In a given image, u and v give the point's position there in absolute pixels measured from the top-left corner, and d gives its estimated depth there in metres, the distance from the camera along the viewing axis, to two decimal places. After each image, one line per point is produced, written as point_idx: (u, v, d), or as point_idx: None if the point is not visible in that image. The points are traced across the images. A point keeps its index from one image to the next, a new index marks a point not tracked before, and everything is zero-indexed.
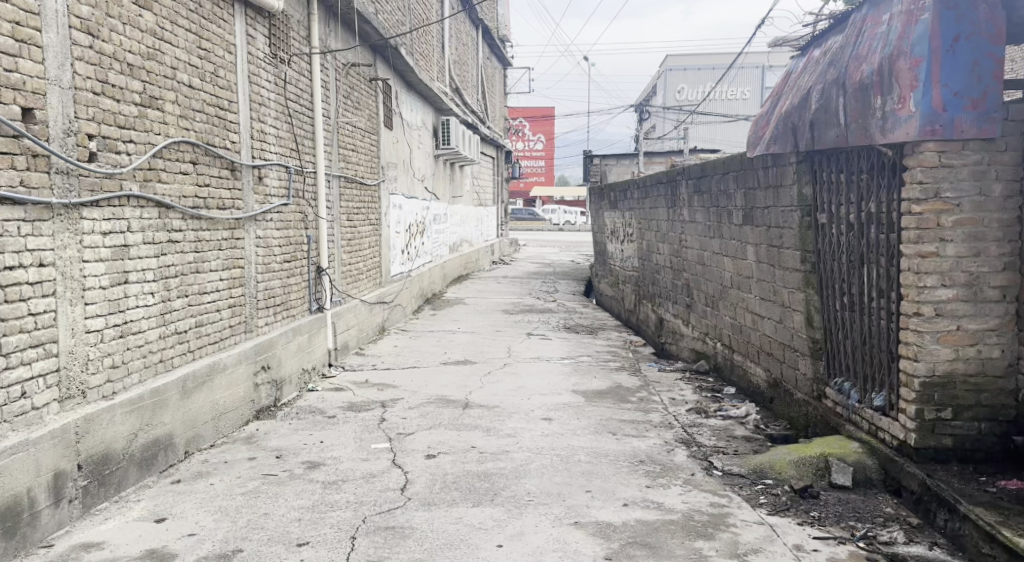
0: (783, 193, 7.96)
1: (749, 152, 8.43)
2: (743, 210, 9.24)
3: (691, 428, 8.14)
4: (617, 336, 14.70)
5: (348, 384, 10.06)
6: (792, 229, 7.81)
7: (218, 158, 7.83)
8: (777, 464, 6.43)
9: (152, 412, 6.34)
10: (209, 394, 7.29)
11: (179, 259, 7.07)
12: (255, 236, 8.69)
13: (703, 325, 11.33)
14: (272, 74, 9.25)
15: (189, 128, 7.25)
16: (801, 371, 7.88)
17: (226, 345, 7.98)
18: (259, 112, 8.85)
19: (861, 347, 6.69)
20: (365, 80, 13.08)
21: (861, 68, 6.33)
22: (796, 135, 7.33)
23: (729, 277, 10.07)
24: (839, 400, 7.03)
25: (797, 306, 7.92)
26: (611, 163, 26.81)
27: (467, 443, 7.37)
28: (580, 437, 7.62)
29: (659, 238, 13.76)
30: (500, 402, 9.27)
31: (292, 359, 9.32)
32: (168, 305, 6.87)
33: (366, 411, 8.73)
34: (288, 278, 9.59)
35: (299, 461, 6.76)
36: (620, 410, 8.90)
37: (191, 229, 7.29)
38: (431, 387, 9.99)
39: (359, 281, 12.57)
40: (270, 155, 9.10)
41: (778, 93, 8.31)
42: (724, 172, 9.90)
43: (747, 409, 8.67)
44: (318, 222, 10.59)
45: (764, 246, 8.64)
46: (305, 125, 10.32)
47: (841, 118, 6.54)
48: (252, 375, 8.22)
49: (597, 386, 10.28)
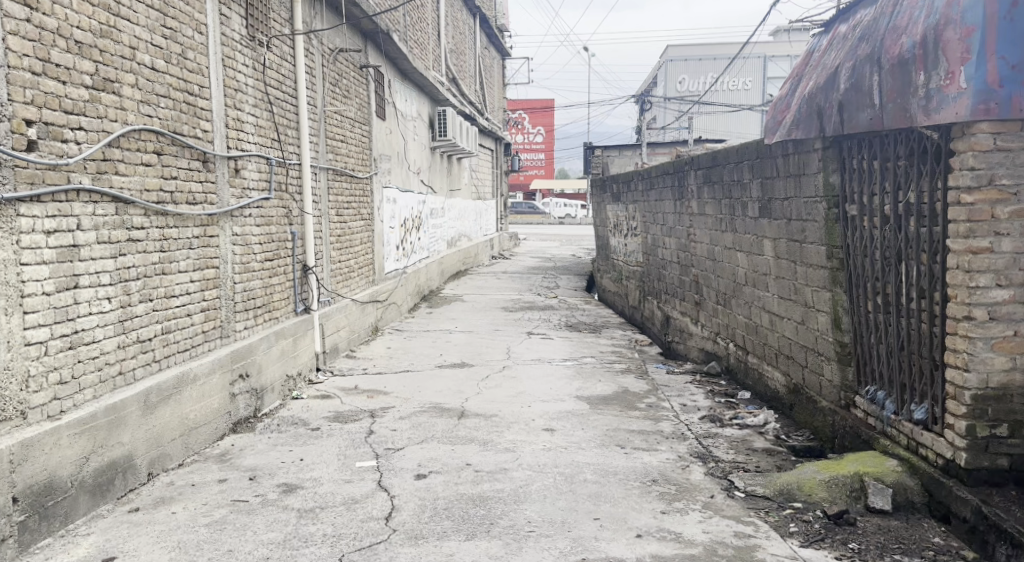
0: (805, 182, 7.29)
1: (768, 137, 7.76)
2: (759, 201, 8.56)
3: (707, 440, 7.46)
4: (622, 334, 14.04)
5: (335, 390, 9.39)
6: (817, 222, 7.14)
7: (187, 148, 7.18)
8: (806, 484, 5.76)
9: (108, 432, 5.69)
10: (177, 408, 6.63)
11: (143, 260, 6.42)
12: (231, 233, 8.03)
13: (715, 324, 10.65)
14: (251, 58, 8.58)
15: (151, 115, 6.61)
16: (827, 378, 7.22)
17: (199, 353, 7.31)
18: (235, 99, 8.19)
19: (898, 354, 6.04)
20: (354, 66, 12.39)
21: (899, 41, 5.67)
22: (822, 118, 6.67)
23: (743, 273, 9.40)
24: (873, 411, 6.38)
25: (821, 306, 7.26)
26: (612, 154, 26.11)
27: (462, 460, 6.69)
28: (586, 453, 6.93)
29: (665, 232, 13.09)
30: (498, 410, 8.60)
31: (274, 366, 8.64)
32: (129, 311, 6.21)
33: (354, 422, 8.07)
34: (269, 278, 8.91)
35: (274, 484, 6.10)
36: (627, 419, 8.23)
37: (156, 227, 6.64)
38: (424, 393, 9.33)
39: (350, 279, 11.90)
40: (249, 145, 8.44)
41: (799, 73, 7.63)
42: (738, 160, 9.22)
43: (766, 417, 8.00)
44: (305, 217, 9.93)
45: (783, 240, 7.97)
46: (289, 112, 9.65)
47: (876, 98, 5.88)
48: (228, 384, 7.55)
49: (602, 391, 9.59)
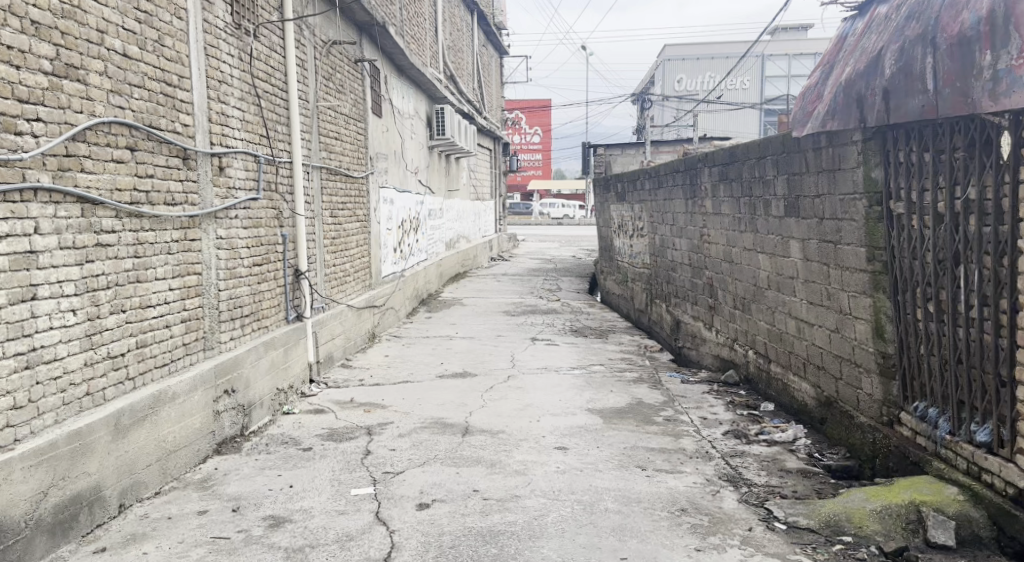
0: (841, 178, 6.66)
1: (796, 130, 7.13)
2: (785, 199, 7.92)
3: (734, 460, 6.84)
4: (630, 339, 13.42)
5: (330, 404, 8.76)
6: (855, 222, 6.51)
7: (165, 144, 6.57)
8: (855, 515, 5.21)
9: (71, 462, 5.11)
10: (153, 430, 6.01)
11: (114, 266, 5.79)
12: (216, 236, 7.39)
13: (731, 330, 10.04)
14: (237, 47, 7.96)
15: (123, 106, 5.99)
16: (867, 392, 6.61)
17: (179, 368, 6.70)
18: (219, 92, 7.57)
19: (954, 368, 5.45)
20: (349, 60, 11.75)
21: (960, 18, 5.11)
22: (861, 106, 6.05)
23: (765, 276, 8.77)
24: (924, 430, 5.78)
25: (858, 313, 6.65)
26: (614, 153, 25.46)
27: (468, 486, 6.06)
28: (604, 476, 6.31)
29: (675, 232, 12.44)
30: (504, 426, 7.98)
31: (264, 379, 8.01)
32: (98, 324, 5.60)
33: (349, 441, 7.44)
34: (258, 284, 8.26)
35: (260, 516, 5.51)
36: (645, 435, 7.62)
37: (129, 229, 6.03)
38: (425, 407, 8.69)
39: (345, 284, 11.26)
40: (235, 141, 7.81)
41: (831, 59, 7.00)
42: (759, 156, 8.57)
43: (795, 433, 7.39)
44: (296, 219, 9.29)
45: (813, 241, 7.34)
46: (278, 107, 9.01)
47: (928, 82, 5.29)
48: (212, 401, 6.94)
49: (615, 403, 8.97)
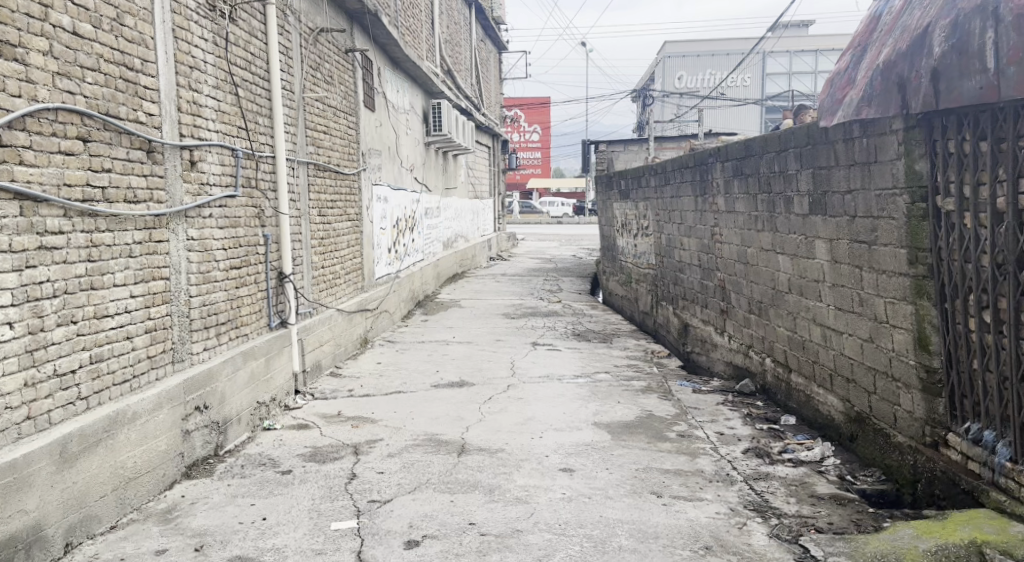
0: (877, 171, 5.96)
1: (825, 119, 6.45)
2: (809, 195, 7.22)
3: (759, 484, 6.16)
4: (635, 343, 12.76)
5: (315, 419, 8.08)
6: (894, 220, 5.82)
7: (126, 135, 5.91)
8: (907, 556, 4.59)
9: (3, 498, 4.66)
10: (109, 455, 5.47)
11: (63, 273, 5.29)
12: (187, 237, 6.70)
13: (746, 336, 9.38)
14: (211, 31, 7.29)
15: (73, 91, 5.42)
16: (906, 410, 5.92)
17: (145, 384, 6.05)
18: (191, 79, 6.90)
19: (1016, 387, 4.81)
20: (338, 49, 11.07)
21: None
22: (903, 90, 5.36)
23: (784, 279, 8.08)
24: (978, 455, 5.13)
25: (896, 321, 5.95)
26: (617, 150, 24.79)
27: (464, 518, 5.49)
28: (615, 507, 5.66)
29: (684, 231, 11.76)
30: (503, 443, 7.33)
31: (241, 392, 7.32)
32: (42, 338, 5.11)
33: (333, 462, 6.78)
34: (235, 291, 7.56)
35: (225, 558, 5.06)
36: (659, 454, 6.96)
37: (81, 231, 5.45)
38: (418, 421, 8.03)
39: (335, 287, 10.58)
40: (210, 133, 7.13)
41: (862, 40, 6.31)
42: (778, 149, 7.88)
43: (822, 451, 6.72)
44: (279, 218, 8.61)
45: (843, 241, 6.64)
46: (259, 96, 8.31)
47: (988, 61, 4.65)
48: (180, 419, 6.27)
49: (623, 416, 8.30)
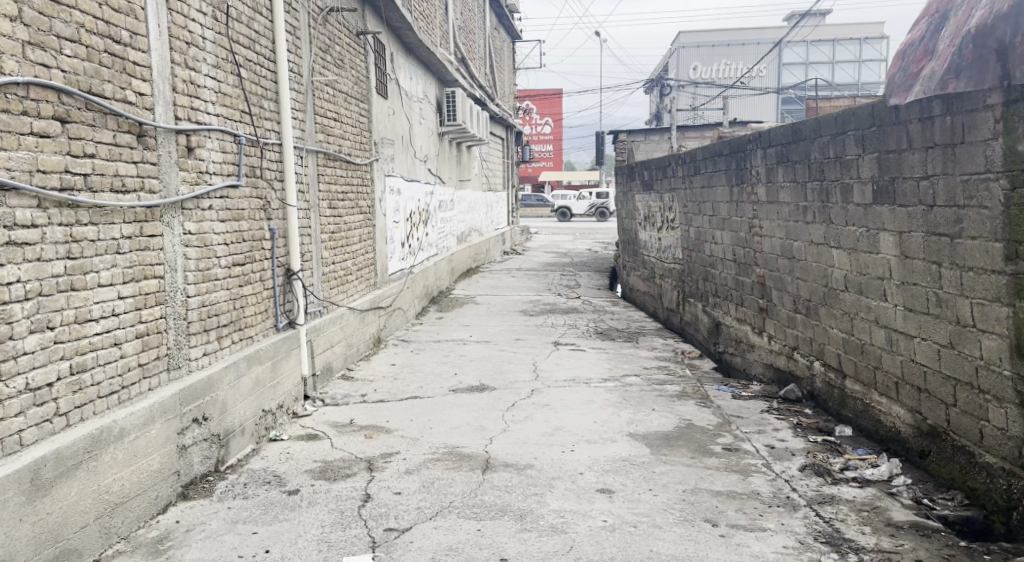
0: (971, 153, 5.24)
1: (899, 96, 5.75)
2: (873, 182, 6.50)
3: (826, 510, 5.45)
4: (662, 343, 12.05)
5: (325, 428, 7.40)
6: (992, 208, 5.12)
7: (112, 116, 5.21)
8: None
9: None
10: (94, 478, 4.84)
11: (36, 272, 4.64)
12: (183, 232, 6.02)
13: (790, 336, 8.64)
14: (210, 4, 6.59)
15: (48, 65, 4.76)
16: (997, 425, 5.21)
17: (139, 396, 5.40)
18: (188, 56, 6.20)
19: None
20: (348, 31, 10.35)
21: None
22: (1004, 58, 4.83)
23: (838, 274, 7.35)
24: None
25: (988, 323, 5.23)
26: (637, 140, 24.02)
27: (493, 553, 4.89)
28: (666, 540, 5.03)
29: (716, 224, 11.02)
30: (531, 457, 6.64)
31: (245, 402, 6.64)
32: (10, 348, 4.47)
33: (346, 479, 6.10)
34: (238, 289, 6.88)
35: None
36: (707, 473, 6.24)
37: (60, 223, 4.80)
38: (437, 432, 7.33)
39: (346, 284, 9.88)
40: (209, 116, 6.44)
41: (941, 4, 5.60)
42: (835, 132, 7.14)
43: (890, 469, 5.98)
44: (286, 210, 7.90)
45: (917, 233, 5.90)
46: (263, 77, 7.60)
47: None
48: (177, 434, 5.60)
49: (660, 425, 7.59)
